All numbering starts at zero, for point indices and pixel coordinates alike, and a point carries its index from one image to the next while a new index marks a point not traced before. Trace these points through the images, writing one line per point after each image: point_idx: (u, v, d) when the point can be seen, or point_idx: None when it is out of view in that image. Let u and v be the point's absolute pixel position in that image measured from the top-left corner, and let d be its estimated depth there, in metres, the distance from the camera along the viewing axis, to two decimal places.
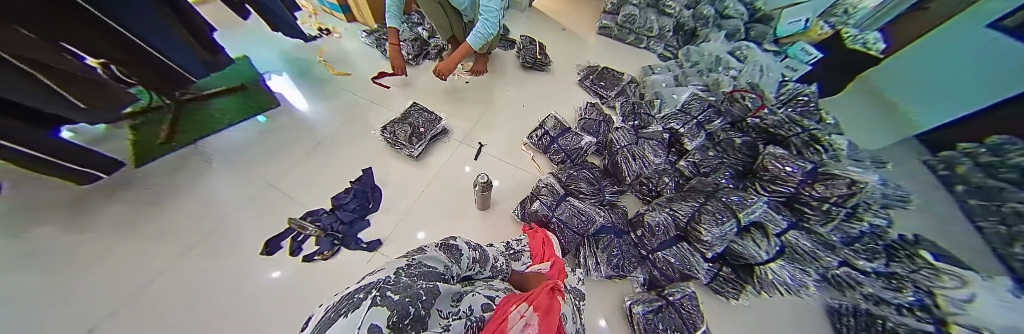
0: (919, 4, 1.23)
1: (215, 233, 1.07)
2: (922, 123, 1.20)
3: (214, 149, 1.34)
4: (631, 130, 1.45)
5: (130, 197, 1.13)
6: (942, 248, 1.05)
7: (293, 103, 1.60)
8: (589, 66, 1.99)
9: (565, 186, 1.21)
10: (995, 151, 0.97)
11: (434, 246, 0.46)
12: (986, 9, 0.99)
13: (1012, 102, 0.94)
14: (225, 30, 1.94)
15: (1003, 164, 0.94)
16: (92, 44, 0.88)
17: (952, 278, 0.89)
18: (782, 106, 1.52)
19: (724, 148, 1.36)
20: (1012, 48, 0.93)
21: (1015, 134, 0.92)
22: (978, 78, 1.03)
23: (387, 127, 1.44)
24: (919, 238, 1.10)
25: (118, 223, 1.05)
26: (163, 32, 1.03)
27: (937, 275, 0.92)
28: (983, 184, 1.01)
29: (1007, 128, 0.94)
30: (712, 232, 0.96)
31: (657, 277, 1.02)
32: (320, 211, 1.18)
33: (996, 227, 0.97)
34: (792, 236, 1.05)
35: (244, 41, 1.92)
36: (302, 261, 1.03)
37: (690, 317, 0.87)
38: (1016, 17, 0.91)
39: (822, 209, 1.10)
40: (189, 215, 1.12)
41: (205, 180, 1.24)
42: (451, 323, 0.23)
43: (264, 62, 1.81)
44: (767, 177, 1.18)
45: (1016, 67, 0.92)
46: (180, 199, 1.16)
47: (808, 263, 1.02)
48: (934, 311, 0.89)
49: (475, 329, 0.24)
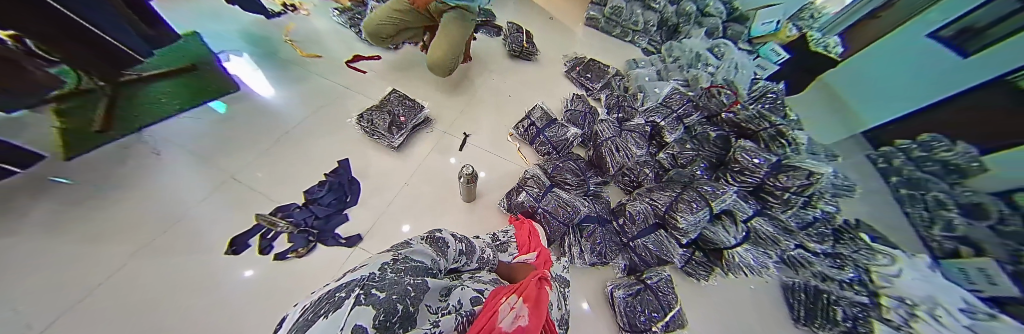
0: (873, 12, 1.34)
1: (167, 231, 0.97)
2: (868, 121, 1.31)
3: (162, 138, 1.20)
4: (615, 123, 1.48)
5: (56, 193, 0.98)
6: (876, 231, 1.22)
7: (255, 88, 1.46)
8: (575, 57, 1.98)
9: (551, 178, 1.21)
10: (924, 147, 1.10)
11: (420, 239, 0.45)
12: (927, 19, 1.08)
13: (941, 105, 1.03)
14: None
15: (929, 159, 1.08)
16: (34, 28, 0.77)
17: (885, 256, 1.05)
18: (753, 102, 1.62)
19: (700, 141, 1.41)
20: (944, 55, 1.03)
21: (941, 133, 1.03)
22: (911, 84, 1.15)
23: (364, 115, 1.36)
24: (860, 223, 1.25)
25: (48, 223, 0.92)
26: (101, 7, 0.91)
27: (874, 254, 1.06)
28: (913, 176, 1.15)
29: (935, 127, 1.06)
30: (687, 220, 1.03)
31: (637, 262, 1.08)
32: (292, 207, 1.11)
33: (920, 213, 1.12)
34: (757, 221, 1.14)
35: (191, 13, 1.68)
36: (273, 259, 0.97)
37: (666, 299, 0.93)
38: (951, 28, 1.00)
39: (784, 198, 1.19)
40: (141, 211, 1.00)
41: (152, 173, 1.10)
42: (441, 319, 0.22)
43: (220, 39, 1.61)
44: (736, 168, 1.26)
45: (949, 71, 1.01)
46: (123, 195, 1.03)
47: (769, 246, 1.11)
48: (869, 285, 1.01)
49: (465, 324, 0.24)
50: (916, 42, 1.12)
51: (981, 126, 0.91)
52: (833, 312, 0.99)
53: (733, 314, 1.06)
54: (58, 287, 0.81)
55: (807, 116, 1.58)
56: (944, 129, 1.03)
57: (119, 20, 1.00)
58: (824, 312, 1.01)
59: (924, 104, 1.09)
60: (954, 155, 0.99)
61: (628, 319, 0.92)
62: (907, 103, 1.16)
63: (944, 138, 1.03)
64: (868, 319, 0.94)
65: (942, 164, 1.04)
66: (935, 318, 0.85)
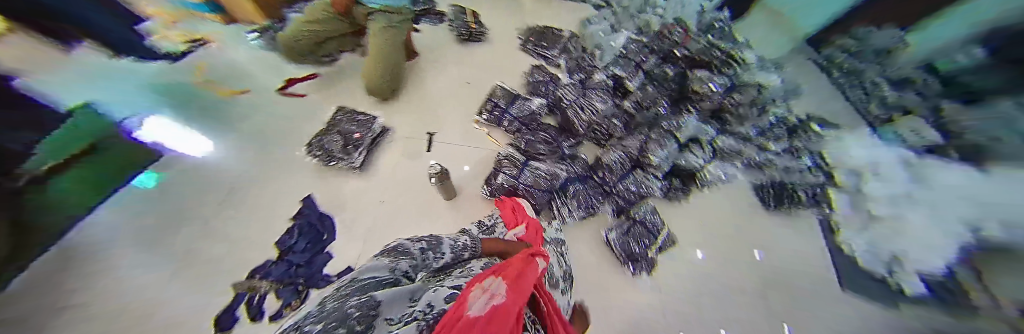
0: None
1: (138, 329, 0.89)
2: (811, 28, 1.47)
3: (87, 236, 1.04)
4: (579, 85, 1.49)
5: None
6: (825, 119, 1.28)
7: (179, 149, 1.26)
8: (528, 29, 1.93)
9: (525, 153, 1.21)
10: (861, 38, 1.25)
11: (384, 255, 0.43)
12: None
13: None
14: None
15: (866, 44, 1.24)
16: None
17: (826, 141, 1.19)
18: (704, 33, 1.64)
19: (659, 81, 1.43)
20: None
21: (878, 23, 1.18)
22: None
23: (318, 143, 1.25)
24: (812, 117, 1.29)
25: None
26: None
27: (817, 140, 1.21)
28: (854, 67, 1.30)
29: (875, 19, 1.19)
30: (659, 156, 1.14)
31: (623, 205, 1.11)
32: (268, 263, 1.02)
33: (860, 94, 1.24)
34: (722, 140, 1.24)
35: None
36: (265, 323, 0.90)
37: (653, 226, 1.05)
38: None
39: (738, 113, 1.29)
40: (101, 311, 0.91)
41: (95, 276, 0.97)
42: (401, 327, 0.19)
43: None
44: (695, 98, 1.33)
45: None
46: (66, 310, 0.91)
47: (734, 157, 1.23)
48: (824, 168, 1.15)
49: (433, 325, 0.22)
50: None
51: (911, 11, 1.07)
52: (797, 196, 1.13)
53: (709, 224, 1.13)
54: None
55: (757, 36, 1.63)
56: (877, 21, 1.18)
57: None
58: (788, 196, 1.14)
59: (858, 3, 1.24)
60: (892, 40, 1.14)
61: (627, 254, 1.01)
62: (845, 2, 1.29)
63: (876, 28, 1.19)
64: (824, 192, 1.11)
65: (876, 51, 1.21)
66: (876, 175, 1.00)
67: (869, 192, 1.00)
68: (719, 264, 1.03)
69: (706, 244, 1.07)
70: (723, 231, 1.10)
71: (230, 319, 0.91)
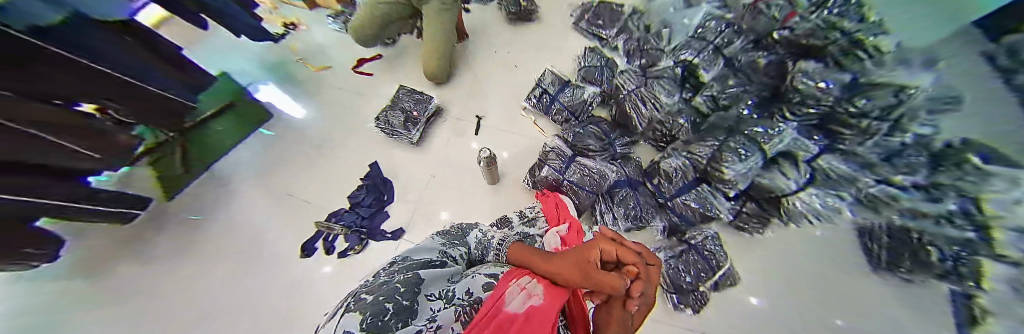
0: None
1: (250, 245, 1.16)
2: None
3: (228, 169, 1.31)
4: (641, 72, 1.18)
5: (175, 227, 1.21)
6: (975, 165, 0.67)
7: (283, 109, 1.43)
8: (584, 3, 1.59)
9: (575, 150, 0.99)
10: None
11: (435, 238, 0.51)
12: None
13: None
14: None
15: None
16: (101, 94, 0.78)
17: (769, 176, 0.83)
18: (816, 9, 1.07)
19: (748, 73, 1.08)
20: None
21: None
22: None
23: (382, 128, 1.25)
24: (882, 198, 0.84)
25: (166, 248, 1.17)
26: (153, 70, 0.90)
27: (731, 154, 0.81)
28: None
29: None
30: (735, 170, 0.79)
31: (677, 222, 0.87)
32: (341, 211, 1.16)
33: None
34: (825, 159, 0.91)
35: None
36: (338, 258, 1.08)
37: (713, 256, 0.77)
38: None
39: (861, 126, 0.84)
40: (219, 232, 1.19)
41: (228, 199, 1.26)
42: (440, 312, 0.22)
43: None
44: (798, 99, 0.95)
45: None
46: (208, 220, 1.24)
47: (841, 186, 0.90)
48: (975, 216, 0.66)
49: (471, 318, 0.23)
50: None
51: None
52: (926, 253, 0.76)
53: (797, 272, 0.94)
54: (198, 297, 1.07)
55: None
56: None
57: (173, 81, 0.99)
58: (913, 254, 0.79)
59: None
60: None
61: (673, 283, 0.79)
62: None
63: None
64: (971, 259, 0.68)
65: None
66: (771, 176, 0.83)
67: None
68: (790, 303, 0.90)
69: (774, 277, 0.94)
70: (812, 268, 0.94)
71: (79, 117, 0.78)
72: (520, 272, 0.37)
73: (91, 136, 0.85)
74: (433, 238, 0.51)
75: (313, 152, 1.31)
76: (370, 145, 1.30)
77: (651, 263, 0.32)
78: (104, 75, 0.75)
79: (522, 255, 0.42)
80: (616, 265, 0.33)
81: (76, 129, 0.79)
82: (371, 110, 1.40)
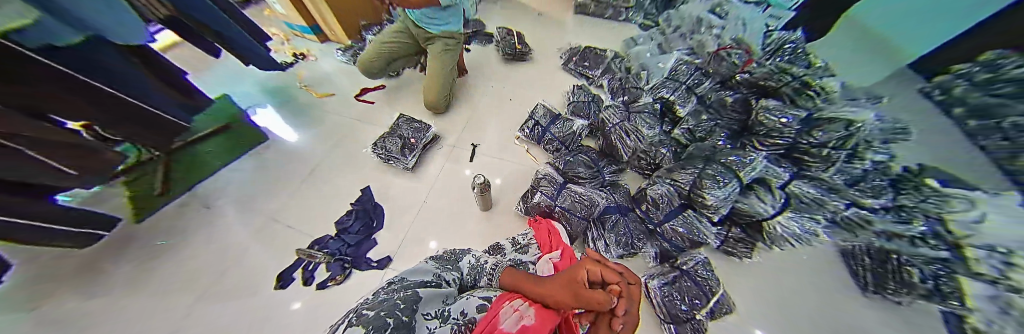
0: None
1: (229, 269, 1.01)
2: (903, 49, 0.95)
3: (211, 193, 1.25)
4: (622, 106, 1.30)
5: (143, 250, 1.08)
6: (947, 181, 0.79)
7: (281, 135, 1.45)
8: (570, 48, 1.81)
9: (566, 176, 1.05)
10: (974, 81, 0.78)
11: (432, 262, 0.54)
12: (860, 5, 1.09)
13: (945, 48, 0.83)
14: (178, 50, 1.78)
15: (970, 97, 0.78)
16: (90, 112, 0.78)
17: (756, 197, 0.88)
18: (769, 57, 1.33)
19: (716, 110, 1.22)
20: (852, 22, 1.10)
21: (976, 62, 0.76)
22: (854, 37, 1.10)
23: (381, 157, 1.30)
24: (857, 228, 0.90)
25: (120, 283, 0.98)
26: (144, 83, 0.90)
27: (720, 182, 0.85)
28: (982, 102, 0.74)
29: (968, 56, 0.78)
30: (716, 195, 0.84)
31: (668, 248, 0.89)
32: (326, 238, 1.08)
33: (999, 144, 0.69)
34: (795, 185, 0.96)
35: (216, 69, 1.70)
36: (315, 290, 0.95)
37: (706, 282, 0.76)
38: None
39: (822, 154, 0.97)
40: (184, 260, 1.05)
41: (212, 219, 1.16)
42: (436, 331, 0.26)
43: (214, 83, 1.61)
44: (763, 132, 1.07)
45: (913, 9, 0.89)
46: (187, 239, 1.11)
47: (816, 211, 0.92)
48: (946, 237, 0.76)
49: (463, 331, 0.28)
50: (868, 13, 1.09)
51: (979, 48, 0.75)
52: (906, 273, 0.80)
53: (795, 291, 0.91)
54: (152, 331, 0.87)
55: (835, 59, 1.19)
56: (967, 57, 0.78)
57: (163, 97, 0.99)
58: (896, 275, 0.82)
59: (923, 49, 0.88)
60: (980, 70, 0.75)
61: (669, 311, 0.76)
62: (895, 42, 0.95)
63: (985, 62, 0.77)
64: (951, 278, 0.72)
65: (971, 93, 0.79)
66: (761, 195, 0.87)
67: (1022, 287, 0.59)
68: None
69: (784, 314, 0.86)
70: (814, 300, 0.88)
71: (71, 135, 0.78)
72: (511, 295, 0.37)
73: (82, 156, 0.83)
74: (429, 261, 0.53)
75: (304, 179, 1.28)
76: (366, 171, 1.30)
77: (630, 281, 0.35)
78: (87, 87, 0.73)
79: (514, 281, 0.42)
80: (602, 285, 0.34)
81: (67, 147, 0.77)
82: (370, 137, 1.44)
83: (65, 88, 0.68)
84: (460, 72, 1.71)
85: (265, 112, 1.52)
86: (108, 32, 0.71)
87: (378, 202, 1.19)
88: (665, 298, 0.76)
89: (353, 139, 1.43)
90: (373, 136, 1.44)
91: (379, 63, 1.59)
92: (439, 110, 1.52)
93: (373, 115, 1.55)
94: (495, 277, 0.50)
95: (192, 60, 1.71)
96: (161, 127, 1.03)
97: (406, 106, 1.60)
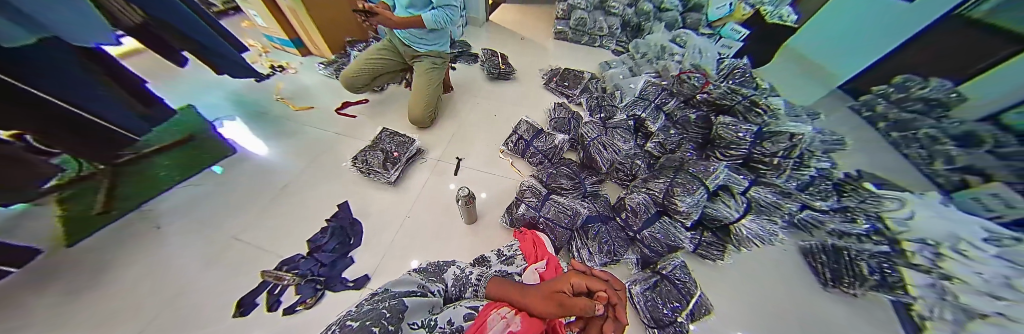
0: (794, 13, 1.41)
1: (177, 298, 0.89)
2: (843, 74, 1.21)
3: (162, 212, 1.12)
4: (599, 122, 1.39)
5: (64, 282, 0.91)
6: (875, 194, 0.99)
7: (251, 149, 1.37)
8: (551, 69, 1.94)
9: (550, 187, 1.08)
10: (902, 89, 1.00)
11: (414, 273, 0.52)
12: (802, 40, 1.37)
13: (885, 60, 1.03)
14: (143, 59, 1.69)
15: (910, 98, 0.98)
16: (26, 121, 0.70)
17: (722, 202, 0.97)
18: (723, 79, 1.53)
19: (681, 126, 1.34)
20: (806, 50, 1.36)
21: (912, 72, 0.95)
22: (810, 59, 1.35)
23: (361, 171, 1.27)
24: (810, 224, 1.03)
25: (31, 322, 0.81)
26: (93, 89, 0.83)
27: (696, 192, 0.93)
28: (899, 118, 1.04)
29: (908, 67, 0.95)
30: (687, 201, 0.91)
31: (648, 254, 0.93)
32: (296, 258, 1.00)
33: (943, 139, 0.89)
34: (755, 191, 1.05)
35: (181, 81, 1.60)
36: (281, 315, 0.85)
37: (684, 285, 0.79)
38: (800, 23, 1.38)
39: (774, 163, 1.11)
40: (129, 290, 0.91)
41: (161, 242, 1.04)
42: None
43: (180, 95, 1.52)
44: (723, 144, 1.20)
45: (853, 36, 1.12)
46: (129, 265, 0.97)
47: (774, 213, 1.01)
48: (887, 234, 0.91)
49: None
50: (804, 45, 1.37)
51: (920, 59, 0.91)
52: (856, 267, 0.88)
53: (765, 295, 0.93)
54: None
55: (779, 83, 1.51)
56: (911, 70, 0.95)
57: (117, 103, 0.93)
58: (848, 269, 0.89)
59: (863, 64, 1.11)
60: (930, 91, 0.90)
61: (653, 316, 0.77)
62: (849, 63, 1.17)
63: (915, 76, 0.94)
64: (894, 269, 0.85)
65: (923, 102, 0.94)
66: (724, 200, 0.98)
67: (953, 275, 0.72)
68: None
69: (760, 316, 0.88)
70: (786, 293, 0.94)
71: None
72: (498, 306, 0.37)
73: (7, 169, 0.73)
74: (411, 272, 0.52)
75: (277, 196, 1.20)
76: (344, 186, 1.25)
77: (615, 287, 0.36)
78: (21, 93, 0.66)
79: (502, 291, 0.42)
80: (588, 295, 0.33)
81: None
82: (351, 151, 1.40)
83: (8, 97, 0.63)
84: (446, 89, 1.77)
85: (234, 125, 1.45)
86: (63, 34, 0.69)
87: (356, 218, 1.13)
88: (648, 301, 0.78)
89: (333, 154, 1.38)
90: (353, 150, 1.41)
91: (364, 79, 1.59)
92: (423, 125, 1.53)
93: (354, 129, 1.52)
94: (483, 289, 0.49)
95: (158, 70, 1.62)
96: (104, 139, 0.95)
97: (389, 121, 1.59)
